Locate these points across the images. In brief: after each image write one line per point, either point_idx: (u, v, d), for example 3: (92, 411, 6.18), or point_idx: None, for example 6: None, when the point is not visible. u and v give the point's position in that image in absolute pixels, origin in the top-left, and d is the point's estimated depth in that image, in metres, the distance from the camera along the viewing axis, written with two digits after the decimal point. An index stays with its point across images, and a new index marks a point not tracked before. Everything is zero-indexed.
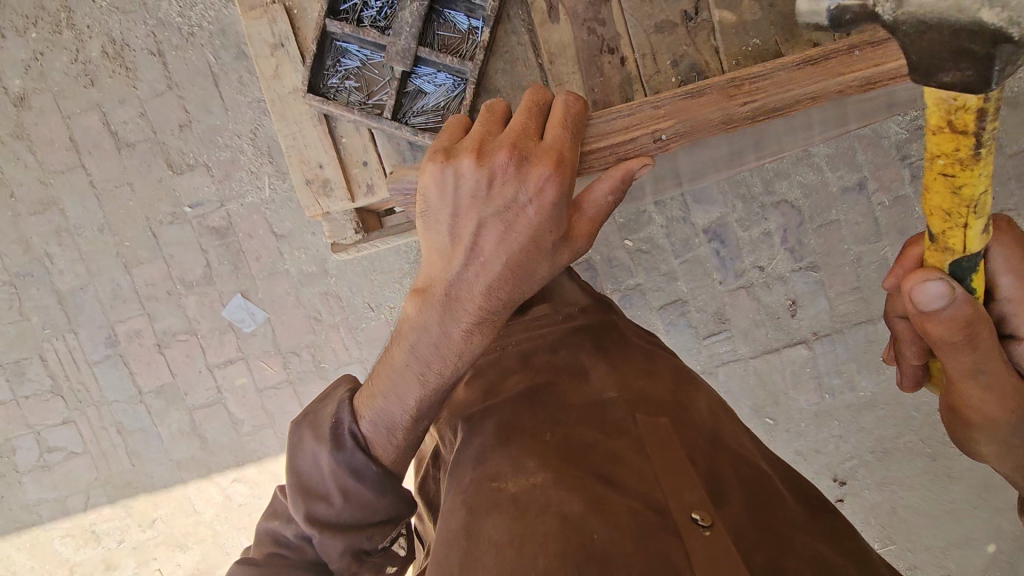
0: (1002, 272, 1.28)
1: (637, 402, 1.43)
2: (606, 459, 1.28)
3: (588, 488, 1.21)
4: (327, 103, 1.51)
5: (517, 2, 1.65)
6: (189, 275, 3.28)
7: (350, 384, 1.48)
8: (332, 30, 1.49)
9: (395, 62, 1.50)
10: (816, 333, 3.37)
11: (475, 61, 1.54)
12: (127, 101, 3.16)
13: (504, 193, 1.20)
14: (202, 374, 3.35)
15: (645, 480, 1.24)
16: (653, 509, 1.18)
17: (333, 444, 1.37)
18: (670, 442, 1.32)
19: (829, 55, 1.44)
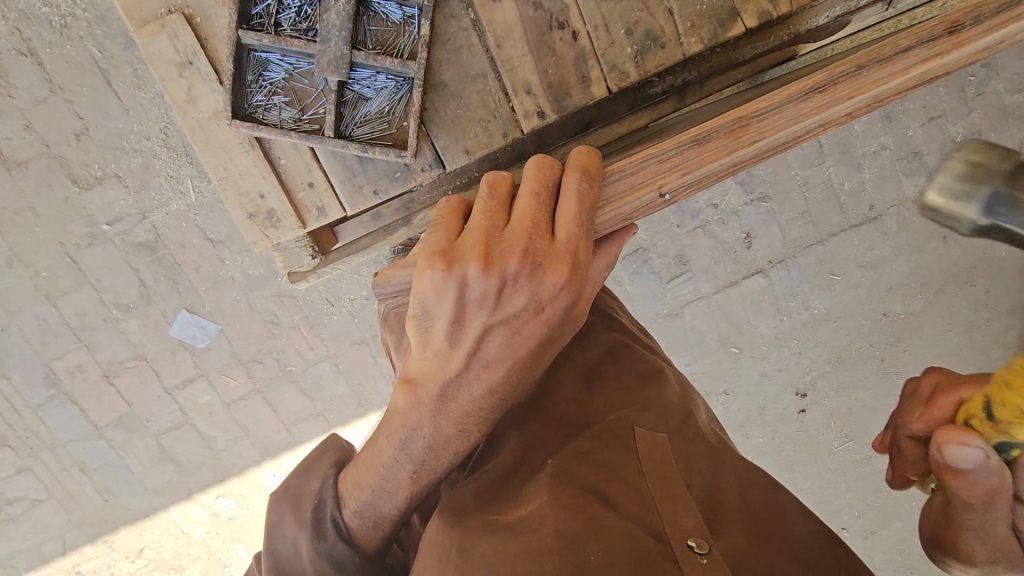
0: None
1: (637, 417, 1.44)
2: (605, 475, 1.26)
3: (581, 508, 1.17)
4: (257, 127, 1.41)
5: None
6: (123, 298, 3.01)
7: (335, 457, 1.49)
8: (248, 42, 1.38)
9: (329, 73, 1.42)
10: (772, 261, 3.43)
11: (417, 60, 1.45)
12: (5, 114, 2.75)
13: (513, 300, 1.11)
14: (161, 398, 3.16)
15: (642, 501, 1.20)
16: (649, 532, 1.13)
17: (315, 533, 1.36)
18: (667, 459, 1.31)
19: (839, 79, 1.23)
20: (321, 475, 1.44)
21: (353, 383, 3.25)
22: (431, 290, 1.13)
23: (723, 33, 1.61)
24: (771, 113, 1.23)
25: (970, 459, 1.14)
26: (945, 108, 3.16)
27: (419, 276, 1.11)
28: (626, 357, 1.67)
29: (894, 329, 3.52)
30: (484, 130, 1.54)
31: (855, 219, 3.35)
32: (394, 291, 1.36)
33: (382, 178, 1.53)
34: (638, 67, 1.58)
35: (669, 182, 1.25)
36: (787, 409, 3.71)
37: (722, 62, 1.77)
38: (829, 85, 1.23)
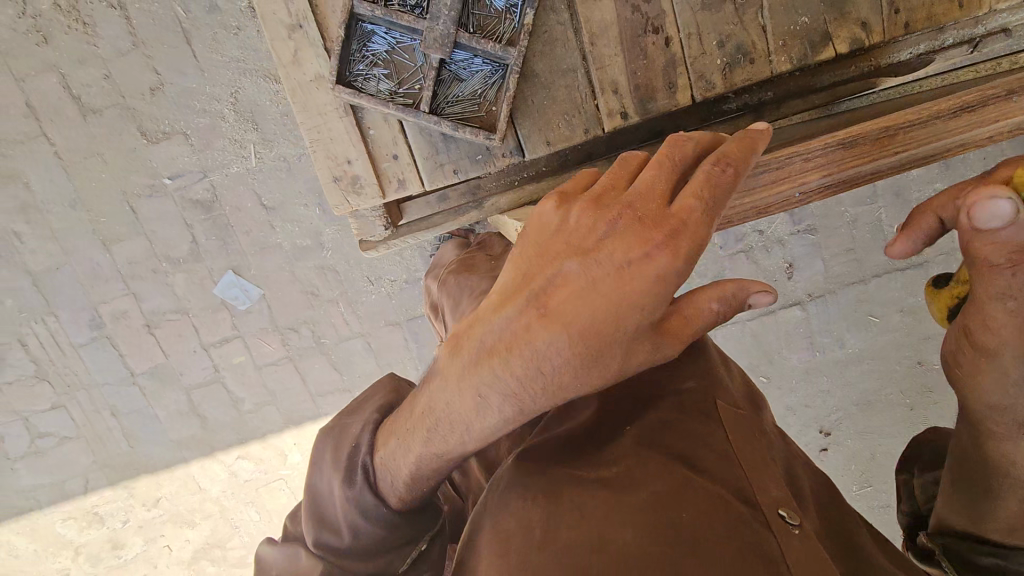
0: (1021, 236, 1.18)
1: (715, 393, 1.45)
2: (692, 444, 1.29)
3: (671, 469, 1.22)
4: (357, 95, 1.45)
5: None
6: (174, 252, 3.09)
7: (381, 403, 1.51)
8: (360, 12, 1.43)
9: (433, 50, 1.46)
10: (812, 294, 3.42)
11: (518, 47, 1.47)
12: (88, 61, 2.83)
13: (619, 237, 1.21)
14: (197, 353, 3.23)
15: (727, 467, 1.25)
16: (734, 496, 1.18)
17: (345, 478, 1.38)
18: (750, 437, 1.35)
19: (988, 100, 1.35)
20: (360, 421, 1.45)
21: (382, 363, 3.30)
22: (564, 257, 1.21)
23: (813, 55, 1.62)
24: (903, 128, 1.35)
25: (993, 212, 1.13)
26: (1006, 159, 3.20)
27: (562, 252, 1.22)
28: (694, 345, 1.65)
29: (925, 377, 3.51)
30: (567, 123, 1.57)
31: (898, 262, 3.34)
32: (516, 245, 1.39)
33: (463, 158, 1.56)
34: (725, 79, 1.60)
35: (810, 180, 1.38)
36: (809, 444, 3.65)
37: (799, 86, 1.80)
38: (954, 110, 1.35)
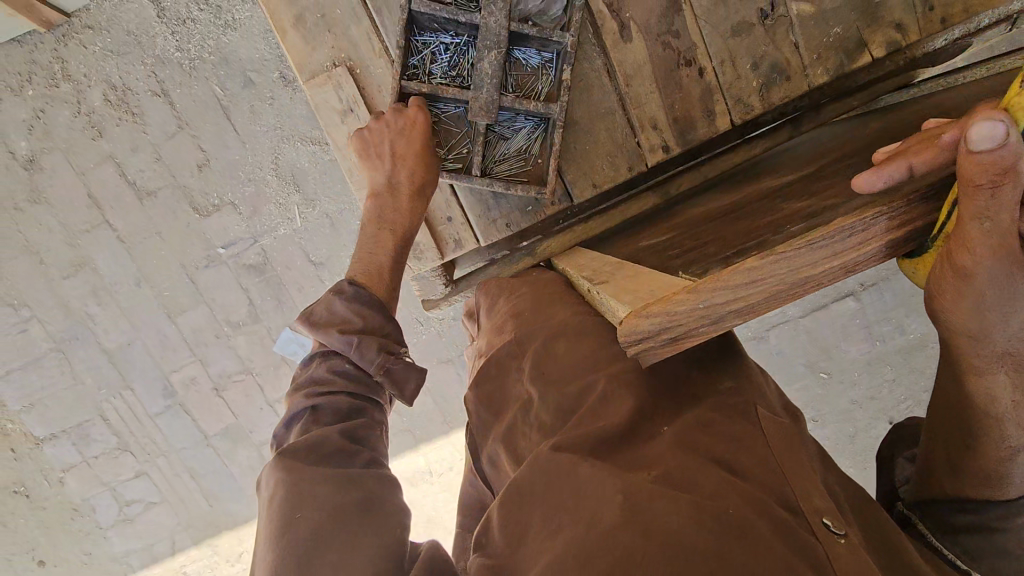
0: None
1: (760, 396, 1.21)
2: (734, 449, 1.06)
3: (705, 471, 1.02)
4: None
5: (586, 24, 1.54)
6: (234, 316, 3.23)
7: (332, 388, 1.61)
8: (408, 91, 1.44)
9: (480, 118, 1.41)
10: (864, 285, 3.42)
11: (561, 101, 1.45)
12: (140, 148, 3.02)
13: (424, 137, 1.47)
14: (264, 410, 3.35)
15: (769, 470, 1.04)
16: (777, 499, 0.99)
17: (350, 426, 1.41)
18: (793, 441, 1.13)
19: None
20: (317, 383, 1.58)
21: (440, 401, 3.35)
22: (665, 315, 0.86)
23: (851, 63, 1.61)
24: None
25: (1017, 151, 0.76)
26: None
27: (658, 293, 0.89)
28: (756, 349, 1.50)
29: None
30: (611, 164, 1.60)
31: None
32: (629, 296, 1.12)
33: (515, 212, 1.60)
34: (764, 99, 1.61)
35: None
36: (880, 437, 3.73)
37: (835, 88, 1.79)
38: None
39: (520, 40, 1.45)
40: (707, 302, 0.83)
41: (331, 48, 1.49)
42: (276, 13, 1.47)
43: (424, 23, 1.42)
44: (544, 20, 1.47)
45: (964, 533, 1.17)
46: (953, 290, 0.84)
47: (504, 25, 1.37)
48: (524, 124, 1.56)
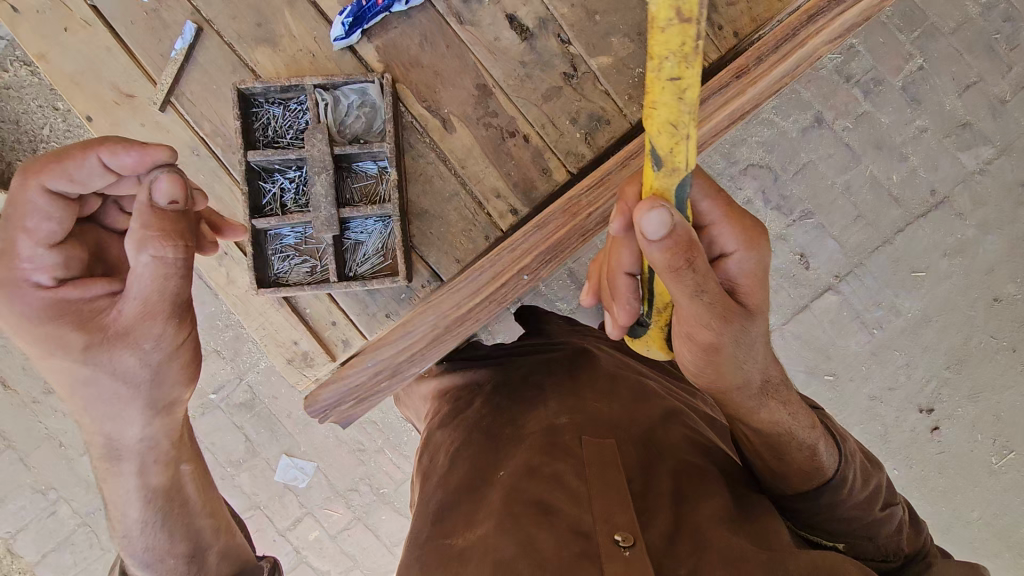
0: (700, 199, 1.39)
1: (583, 430, 1.59)
2: (551, 489, 1.41)
3: (518, 513, 1.37)
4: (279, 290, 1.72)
5: (413, 127, 1.77)
6: (235, 455, 3.41)
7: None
8: (261, 226, 1.71)
9: (324, 231, 1.69)
10: (838, 275, 3.44)
11: (393, 200, 1.69)
12: None
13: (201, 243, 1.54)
14: (277, 541, 3.50)
15: (576, 501, 1.37)
16: (576, 531, 1.30)
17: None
18: (609, 466, 1.44)
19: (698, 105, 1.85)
20: None
21: None
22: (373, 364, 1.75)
23: None
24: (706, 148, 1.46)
25: (650, 223, 1.17)
26: (979, 73, 3.36)
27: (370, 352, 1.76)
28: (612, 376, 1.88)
29: (1011, 311, 3.45)
30: (468, 238, 1.78)
31: (917, 209, 3.42)
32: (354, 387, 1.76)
33: (388, 301, 1.82)
34: (592, 145, 1.76)
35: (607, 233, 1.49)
36: (918, 431, 3.54)
37: None
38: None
39: (351, 157, 1.75)
40: (387, 357, 1.74)
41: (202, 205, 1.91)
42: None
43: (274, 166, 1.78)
44: (370, 135, 1.81)
45: (781, 476, 1.45)
46: (705, 344, 1.34)
47: (326, 151, 1.68)
48: (376, 225, 1.80)
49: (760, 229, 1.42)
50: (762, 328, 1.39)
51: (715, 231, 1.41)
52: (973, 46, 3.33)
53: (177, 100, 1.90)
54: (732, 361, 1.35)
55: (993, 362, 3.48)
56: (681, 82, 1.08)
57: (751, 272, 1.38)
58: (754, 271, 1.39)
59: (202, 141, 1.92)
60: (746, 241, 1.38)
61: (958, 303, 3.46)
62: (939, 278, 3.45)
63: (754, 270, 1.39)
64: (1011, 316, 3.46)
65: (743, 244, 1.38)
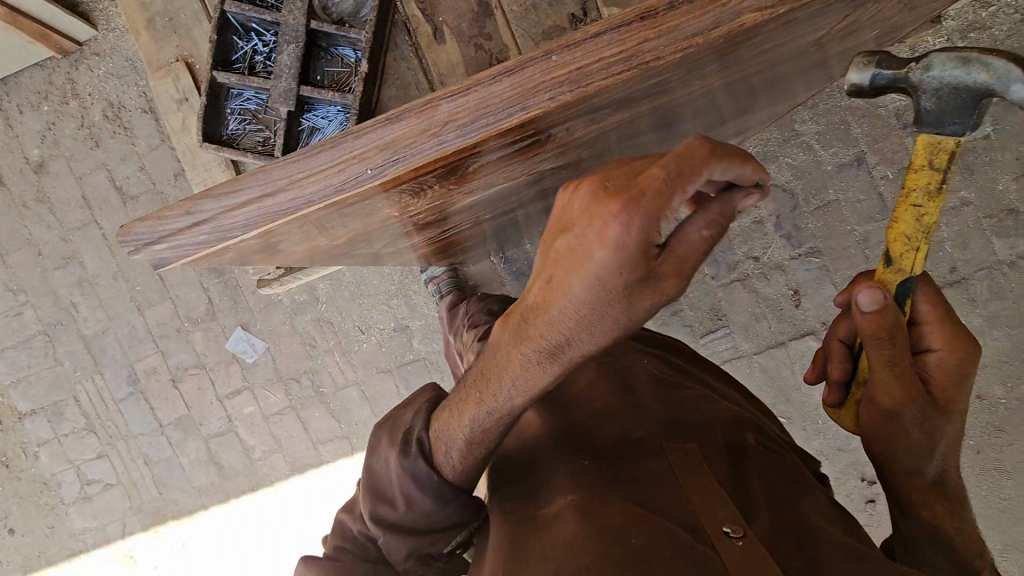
0: (920, 298, 1.22)
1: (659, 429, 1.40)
2: (641, 489, 1.24)
3: (614, 501, 1.20)
4: (223, 148, 1.83)
5: (402, 29, 1.77)
6: (194, 312, 3.50)
7: (387, 476, 1.40)
8: (222, 81, 1.83)
9: (280, 103, 1.77)
10: (826, 322, 3.16)
11: (354, 93, 1.75)
12: (128, 157, 3.40)
13: (625, 234, 0.85)
14: (213, 405, 3.57)
15: (670, 496, 1.20)
16: (682, 526, 1.13)
17: (400, 451, 1.37)
18: (698, 464, 1.26)
19: None
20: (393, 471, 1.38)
21: (375, 411, 3.43)
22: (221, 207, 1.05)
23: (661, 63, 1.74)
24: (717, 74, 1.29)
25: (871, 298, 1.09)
26: None
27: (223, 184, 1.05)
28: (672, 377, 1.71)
29: (1008, 416, 3.08)
30: None
31: None
32: (215, 235, 1.08)
33: None
34: None
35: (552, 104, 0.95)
36: (852, 498, 3.28)
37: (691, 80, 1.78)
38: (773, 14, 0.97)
39: (330, 39, 1.82)
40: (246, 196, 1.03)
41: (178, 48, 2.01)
42: (136, 16, 2.02)
43: (252, 25, 1.87)
44: (354, 21, 1.85)
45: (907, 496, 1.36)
46: (888, 433, 1.28)
47: (301, 22, 1.75)
48: (339, 114, 1.88)
49: (970, 335, 1.25)
50: (951, 435, 1.30)
51: (929, 328, 1.23)
52: None
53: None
54: (908, 444, 1.28)
55: None
56: (929, 210, 1.10)
57: (956, 374, 1.24)
58: (959, 370, 1.23)
59: None
60: (946, 340, 1.23)
61: None
62: None
63: (962, 373, 1.24)
64: (985, 419, 3.11)
65: (949, 345, 1.23)
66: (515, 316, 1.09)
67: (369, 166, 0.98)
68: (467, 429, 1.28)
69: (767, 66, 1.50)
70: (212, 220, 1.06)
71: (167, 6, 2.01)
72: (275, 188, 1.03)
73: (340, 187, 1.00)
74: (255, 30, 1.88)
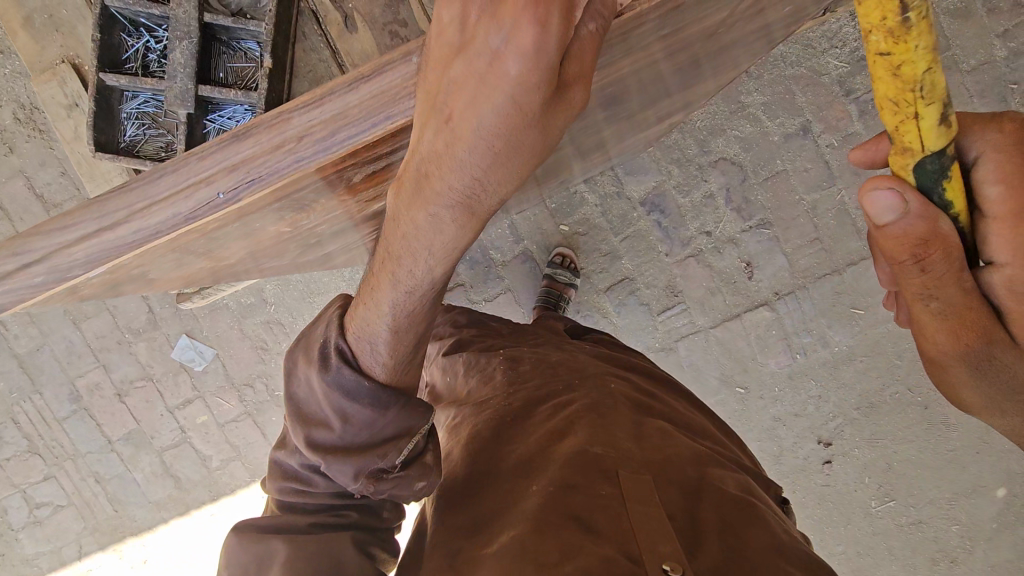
0: (988, 181, 1.06)
1: (617, 443, 1.29)
2: (587, 509, 1.13)
3: (559, 532, 1.09)
4: (118, 157, 1.72)
5: (311, 18, 1.67)
6: (135, 322, 3.33)
7: (304, 396, 1.25)
8: (111, 83, 1.70)
9: (177, 106, 1.65)
10: (778, 292, 3.20)
11: (260, 91, 1.64)
12: (47, 162, 3.18)
13: (546, 32, 0.72)
14: (164, 417, 3.43)
15: (617, 522, 1.10)
16: (624, 555, 1.04)
17: (320, 366, 1.21)
18: (650, 493, 1.17)
19: None
20: (312, 381, 1.22)
21: None
22: (55, 239, 1.08)
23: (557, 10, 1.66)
24: (632, 53, 1.21)
25: (879, 207, 1.00)
26: (983, 120, 2.90)
27: (61, 218, 1.08)
28: (645, 387, 1.60)
29: None
30: None
31: None
32: (56, 271, 1.11)
33: None
34: None
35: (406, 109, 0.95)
36: (810, 460, 3.37)
37: None
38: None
39: (230, 33, 1.72)
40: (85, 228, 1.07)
41: (62, 48, 1.87)
42: (13, 13, 1.87)
43: (141, 20, 1.73)
44: (255, 11, 1.72)
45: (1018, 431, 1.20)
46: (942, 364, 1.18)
47: (193, 16, 1.63)
48: (245, 112, 1.77)
49: None
50: None
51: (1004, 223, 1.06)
52: (987, 92, 2.87)
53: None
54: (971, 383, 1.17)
55: (903, 415, 3.26)
56: (905, 56, 0.82)
57: None
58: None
59: None
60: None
61: (888, 348, 3.20)
62: (876, 321, 3.17)
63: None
64: None
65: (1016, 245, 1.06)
66: (408, 176, 0.97)
67: (219, 190, 1.03)
68: (390, 315, 1.15)
69: (695, 40, 1.42)
70: (48, 258, 1.09)
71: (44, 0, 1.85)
72: (118, 220, 1.06)
73: (189, 216, 1.05)
74: (146, 25, 1.75)
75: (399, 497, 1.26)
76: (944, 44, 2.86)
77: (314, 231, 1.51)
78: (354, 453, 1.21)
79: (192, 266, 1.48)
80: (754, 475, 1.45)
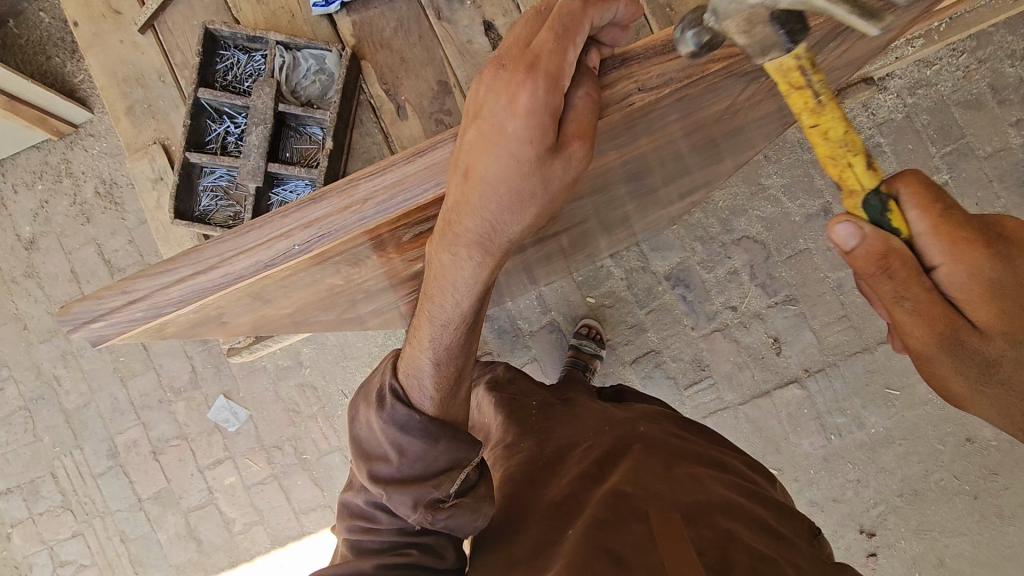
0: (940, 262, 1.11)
1: (646, 484, 1.31)
2: (618, 545, 1.15)
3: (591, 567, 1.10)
4: (194, 225, 1.94)
5: (368, 108, 1.92)
6: (177, 381, 3.49)
7: (360, 439, 1.33)
8: (194, 161, 1.94)
9: (247, 180, 1.87)
10: (808, 369, 3.17)
11: (321, 168, 1.86)
12: (117, 232, 3.49)
13: (537, 93, 0.91)
14: (194, 476, 3.49)
15: (647, 558, 1.11)
16: None
17: (378, 405, 1.31)
18: (678, 530, 1.17)
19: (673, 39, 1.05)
20: (370, 419, 1.31)
21: None
22: (155, 280, 1.22)
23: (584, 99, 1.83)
24: (649, 133, 1.35)
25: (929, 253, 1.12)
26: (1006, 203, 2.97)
27: (160, 263, 1.22)
28: (679, 434, 1.61)
29: (1000, 458, 3.03)
30: None
31: None
32: (153, 308, 1.25)
33: None
34: None
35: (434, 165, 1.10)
36: (853, 552, 3.17)
37: None
38: (633, 79, 1.04)
39: (299, 119, 1.97)
40: (178, 271, 1.21)
41: (154, 132, 2.16)
42: (118, 102, 2.15)
43: (225, 109, 2.01)
44: (322, 102, 1.98)
45: None
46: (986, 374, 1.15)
47: (270, 105, 1.89)
48: (305, 186, 1.99)
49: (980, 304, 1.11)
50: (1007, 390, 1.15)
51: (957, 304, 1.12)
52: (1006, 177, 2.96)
53: (156, 26, 2.10)
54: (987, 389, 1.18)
55: (951, 504, 3.08)
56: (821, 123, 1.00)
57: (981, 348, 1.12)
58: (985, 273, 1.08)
59: (170, 70, 2.13)
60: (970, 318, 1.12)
61: (928, 431, 3.08)
62: (913, 402, 3.08)
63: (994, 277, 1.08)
64: (980, 462, 3.05)
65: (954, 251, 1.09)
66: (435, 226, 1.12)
67: (296, 242, 1.16)
68: (429, 351, 1.27)
69: (713, 120, 1.57)
70: (147, 297, 1.23)
71: (146, 93, 2.14)
72: (211, 264, 1.20)
73: (270, 262, 1.18)
74: (228, 113, 2.02)
75: (457, 529, 1.28)
76: (958, 132, 2.99)
77: (359, 289, 1.65)
78: (414, 484, 1.26)
79: (249, 316, 1.64)
80: (790, 520, 1.40)
